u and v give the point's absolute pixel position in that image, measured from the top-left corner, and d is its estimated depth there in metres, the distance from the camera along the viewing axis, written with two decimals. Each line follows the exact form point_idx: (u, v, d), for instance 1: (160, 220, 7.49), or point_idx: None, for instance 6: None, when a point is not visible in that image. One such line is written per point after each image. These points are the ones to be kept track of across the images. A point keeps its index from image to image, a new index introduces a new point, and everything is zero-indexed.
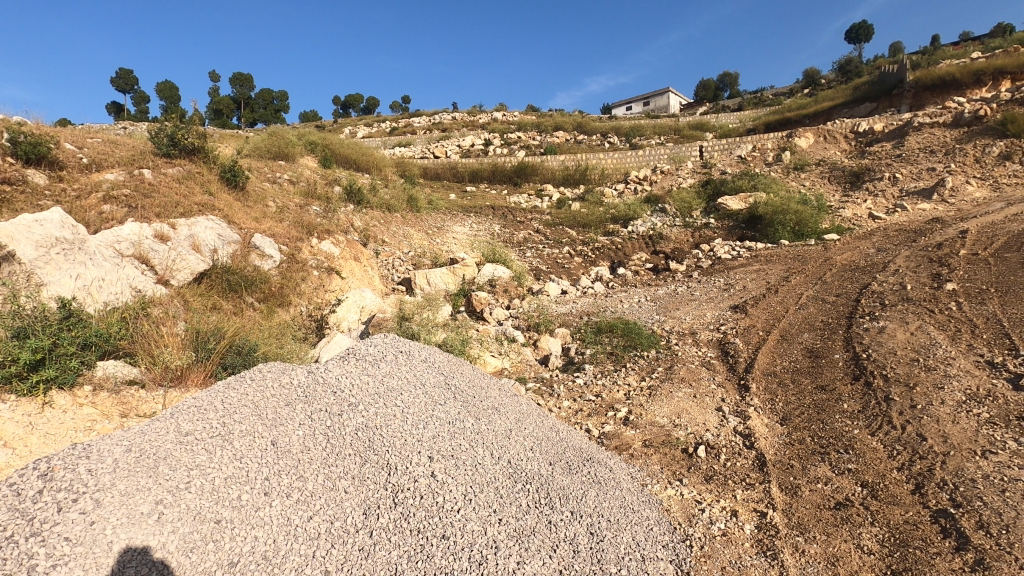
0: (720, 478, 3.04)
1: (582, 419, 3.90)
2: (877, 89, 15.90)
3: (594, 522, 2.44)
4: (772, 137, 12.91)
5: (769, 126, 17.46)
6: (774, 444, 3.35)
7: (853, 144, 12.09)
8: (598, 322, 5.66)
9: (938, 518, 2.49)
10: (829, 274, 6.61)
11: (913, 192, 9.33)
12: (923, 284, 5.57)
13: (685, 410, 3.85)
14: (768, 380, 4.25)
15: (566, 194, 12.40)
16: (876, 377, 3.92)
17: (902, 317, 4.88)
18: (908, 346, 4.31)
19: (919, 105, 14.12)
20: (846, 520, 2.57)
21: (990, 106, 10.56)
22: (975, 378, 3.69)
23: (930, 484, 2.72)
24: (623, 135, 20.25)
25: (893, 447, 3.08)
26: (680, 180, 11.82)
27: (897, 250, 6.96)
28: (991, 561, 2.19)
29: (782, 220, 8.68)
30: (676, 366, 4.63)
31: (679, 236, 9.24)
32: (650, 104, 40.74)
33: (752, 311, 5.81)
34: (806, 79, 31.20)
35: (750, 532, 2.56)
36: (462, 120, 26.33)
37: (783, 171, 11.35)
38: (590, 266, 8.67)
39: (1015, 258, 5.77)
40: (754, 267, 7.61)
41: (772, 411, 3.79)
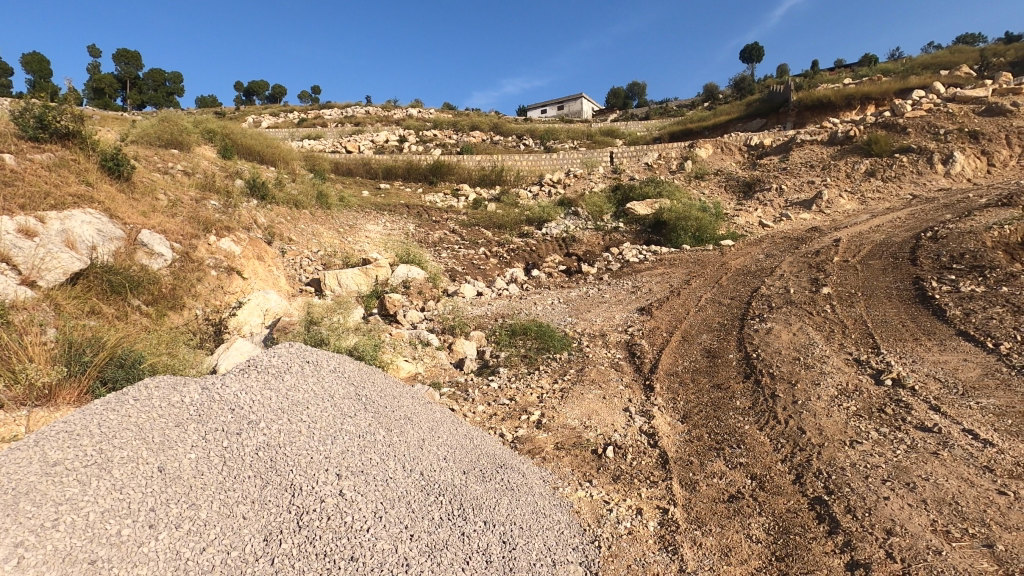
0: (626, 477, 3.18)
1: (495, 423, 3.92)
2: (766, 106, 17.30)
3: (506, 531, 2.47)
4: (675, 146, 13.68)
5: (674, 136, 18.48)
6: (675, 441, 3.56)
7: (745, 156, 13.10)
8: (512, 325, 5.72)
9: (815, 505, 2.76)
10: (725, 278, 7.12)
11: (796, 203, 10.30)
12: (803, 289, 6.15)
13: (595, 412, 3.99)
14: (670, 380, 4.50)
15: (481, 194, 12.43)
16: (764, 375, 4.27)
17: (786, 318, 5.36)
18: (791, 345, 4.74)
19: (802, 123, 15.58)
20: (738, 512, 2.78)
21: (858, 128, 11.89)
22: (845, 374, 4.14)
23: (808, 474, 3.01)
24: (538, 138, 20.65)
25: (778, 441, 3.37)
26: (591, 185, 12.20)
27: (782, 256, 7.64)
28: (857, 542, 2.45)
29: (684, 227, 9.22)
30: (586, 367, 4.79)
31: (591, 239, 9.55)
32: (564, 109, 41.87)
33: (656, 313, 6.13)
34: (705, 94, 33.47)
35: (653, 529, 2.70)
36: (376, 113, 25.63)
37: (685, 179, 12.06)
38: (504, 267, 8.75)
39: (877, 264, 6.53)
40: (659, 270, 8.04)
41: (674, 410, 4.01)
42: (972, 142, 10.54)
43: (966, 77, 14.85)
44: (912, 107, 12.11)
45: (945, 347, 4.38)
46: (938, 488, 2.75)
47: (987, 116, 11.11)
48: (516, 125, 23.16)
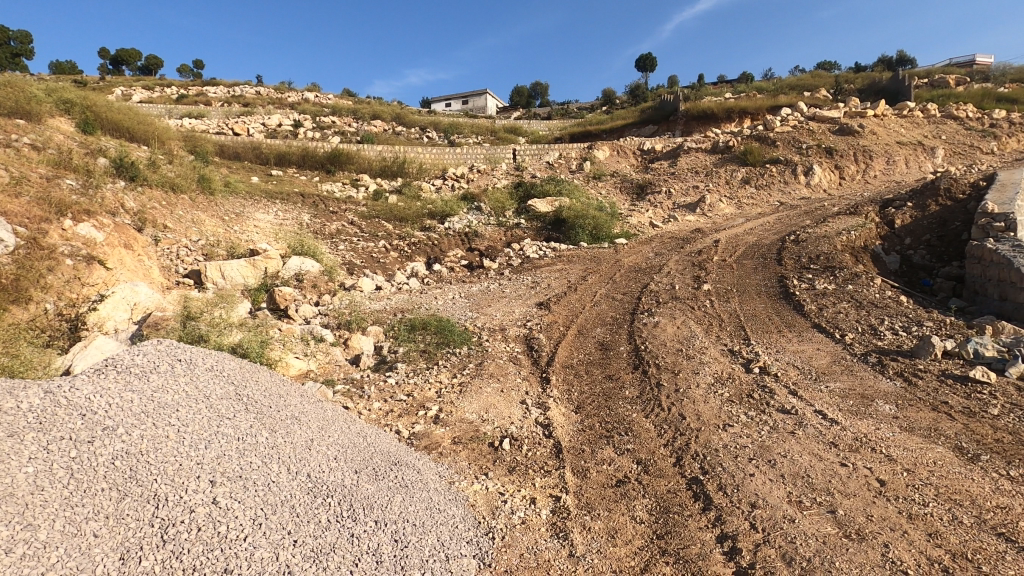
0: (521, 468, 3.24)
1: (392, 420, 3.83)
2: (657, 112, 18.37)
3: (399, 530, 2.42)
4: (575, 146, 14.13)
5: (574, 136, 19.07)
6: (569, 431, 3.68)
7: (639, 160, 13.83)
8: (412, 319, 5.62)
9: (691, 485, 2.98)
10: (619, 275, 7.48)
11: (683, 206, 11.06)
12: (687, 285, 6.62)
13: (493, 405, 4.03)
14: (565, 372, 4.66)
15: (382, 185, 12.06)
16: (650, 365, 4.55)
17: (671, 313, 5.75)
18: (675, 338, 5.09)
19: (689, 131, 16.75)
20: (624, 496, 2.93)
21: (736, 139, 12.99)
22: (720, 364, 4.52)
23: (687, 456, 3.24)
24: (442, 131, 20.43)
25: (662, 427, 3.60)
26: (495, 181, 12.28)
27: (670, 254, 8.17)
28: (726, 516, 2.68)
29: (582, 225, 9.56)
30: (486, 361, 4.82)
31: (493, 234, 9.61)
32: (468, 103, 41.77)
33: (555, 308, 6.31)
34: (604, 99, 34.95)
35: (546, 517, 2.78)
36: (268, 95, 23.98)
37: (584, 179, 12.50)
38: (405, 261, 8.56)
39: (749, 263, 7.19)
40: (557, 266, 8.27)
41: (568, 401, 4.16)
42: (828, 157, 11.94)
43: (824, 100, 16.77)
44: (781, 122, 13.45)
45: (802, 338, 4.93)
46: (794, 463, 3.08)
47: (839, 135, 12.65)
48: (419, 116, 22.74)
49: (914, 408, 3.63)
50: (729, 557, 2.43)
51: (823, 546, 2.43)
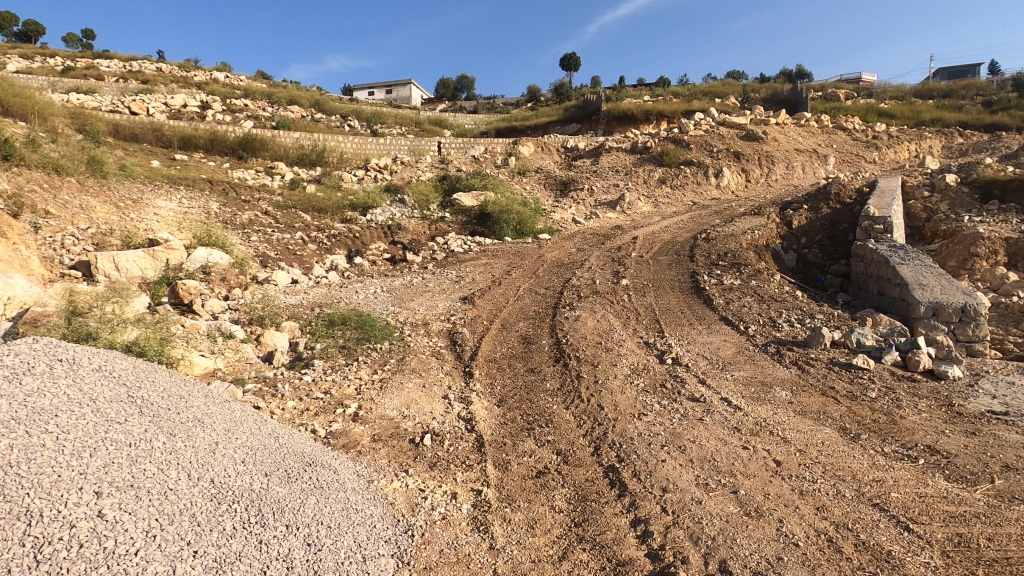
0: (443, 464, 3.22)
1: (307, 419, 3.67)
2: (580, 111, 18.79)
3: (312, 533, 2.33)
4: (500, 141, 14.16)
5: (500, 131, 19.09)
6: (491, 425, 3.70)
7: (563, 157, 14.09)
8: (331, 314, 5.42)
9: (608, 473, 3.08)
10: (542, 269, 7.59)
11: (604, 204, 11.39)
12: (607, 280, 6.84)
13: (414, 401, 3.96)
14: (488, 366, 4.67)
15: (300, 173, 11.51)
16: (571, 358, 4.65)
17: (592, 307, 5.91)
18: (595, 331, 5.25)
19: (610, 131, 17.27)
20: (544, 486, 2.99)
21: (654, 141, 13.55)
22: (637, 356, 4.71)
23: (604, 445, 3.35)
24: (364, 120, 19.78)
25: (581, 417, 3.70)
26: (419, 173, 12.06)
27: (591, 250, 8.40)
28: (640, 501, 2.80)
29: (506, 220, 9.60)
30: (407, 357, 4.73)
31: (417, 228, 9.45)
32: (393, 93, 40.73)
33: (479, 302, 6.30)
34: (530, 95, 35.26)
35: (466, 511, 2.78)
36: (171, 73, 22.15)
37: (509, 174, 12.55)
38: (324, 254, 8.23)
39: (664, 260, 7.54)
40: (482, 261, 8.27)
41: (491, 394, 4.17)
42: (735, 161, 12.74)
43: (733, 107, 17.87)
44: (694, 126, 14.17)
45: (711, 330, 5.23)
46: (702, 448, 3.27)
47: (746, 141, 13.53)
48: (340, 104, 21.89)
49: (806, 394, 3.96)
50: (642, 540, 2.54)
51: (726, 525, 2.59)
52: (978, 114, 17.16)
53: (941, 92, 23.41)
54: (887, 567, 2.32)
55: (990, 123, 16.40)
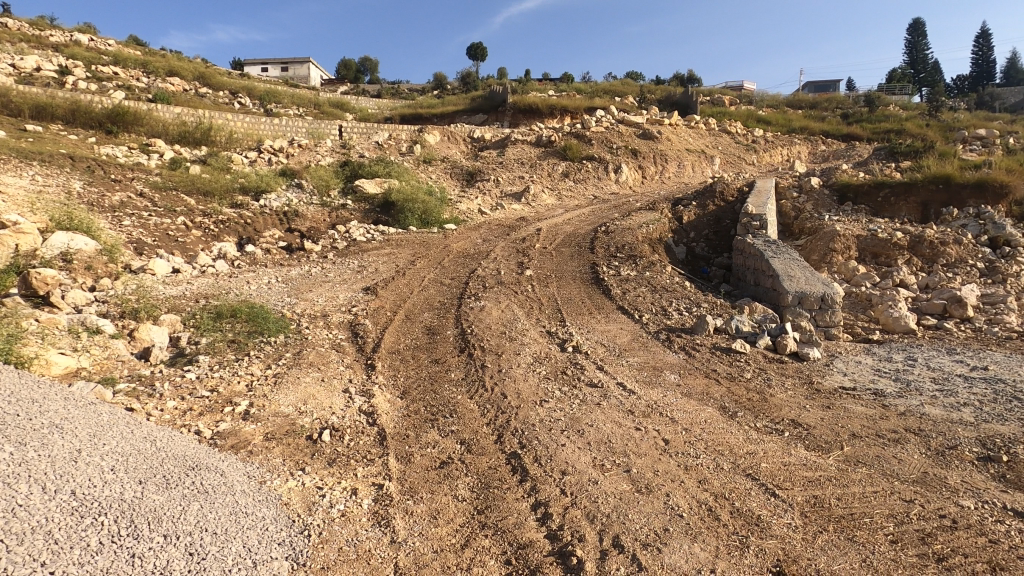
0: (342, 459, 3.12)
1: (190, 420, 3.38)
2: (487, 102, 18.80)
3: (194, 541, 2.18)
4: (405, 128, 13.81)
5: (404, 118, 18.61)
6: (394, 418, 3.63)
7: (469, 147, 14.03)
8: (218, 306, 5.02)
9: (510, 459, 3.14)
10: (447, 260, 7.53)
11: (509, 195, 11.52)
12: (511, 271, 6.93)
13: (312, 396, 3.79)
14: (391, 358, 4.58)
15: (182, 152, 10.51)
16: (476, 348, 4.67)
17: (496, 297, 5.97)
18: (499, 321, 5.31)
19: (516, 123, 17.46)
20: (447, 476, 2.99)
21: (558, 135, 13.87)
22: (540, 344, 4.84)
23: (507, 433, 3.41)
24: (256, 98, 18.44)
25: (485, 406, 3.74)
26: (318, 158, 11.46)
27: (496, 241, 8.46)
28: (541, 485, 2.89)
29: (411, 208, 9.40)
30: (304, 350, 4.51)
31: (315, 215, 8.99)
32: (289, 71, 38.31)
33: (382, 293, 6.14)
34: (436, 82, 34.70)
35: (367, 507, 2.71)
36: (19, 30, 19.25)
37: (414, 162, 12.28)
38: (211, 241, 7.59)
39: (567, 251, 7.78)
40: (386, 250, 8.06)
41: (394, 386, 4.10)
42: (633, 158, 13.39)
43: (631, 106, 18.73)
44: (596, 123, 14.70)
45: (609, 319, 5.49)
46: (599, 431, 3.43)
47: (642, 139, 14.24)
48: (229, 79, 20.24)
49: (692, 377, 4.29)
50: (542, 522, 2.63)
51: (619, 502, 2.75)
52: (838, 125, 19.32)
53: (808, 103, 26.09)
54: (757, 529, 2.58)
55: (846, 134, 18.56)
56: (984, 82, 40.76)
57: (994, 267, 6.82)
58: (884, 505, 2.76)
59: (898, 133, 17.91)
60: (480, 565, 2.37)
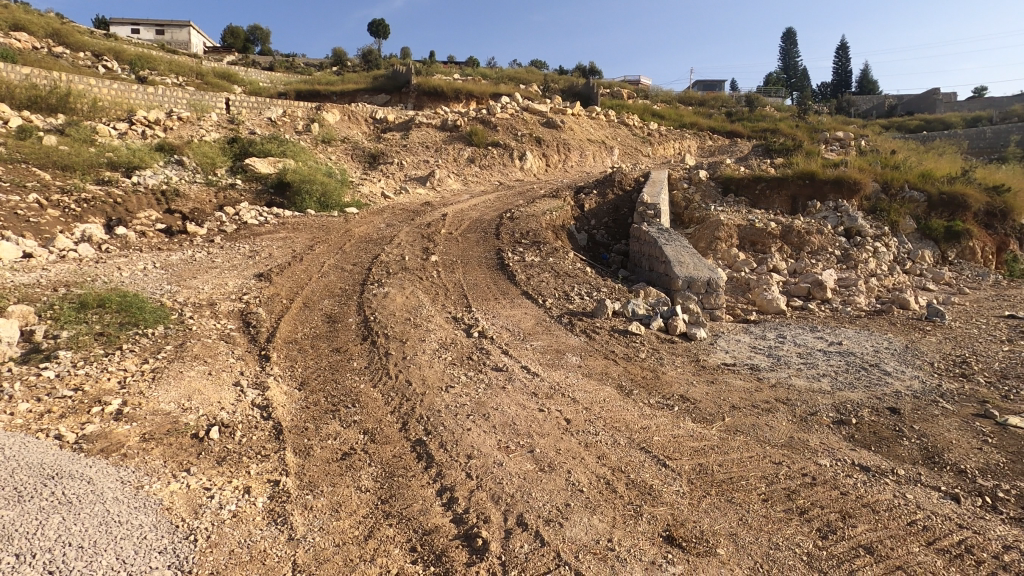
0: (233, 457, 2.92)
1: (49, 424, 3.00)
2: (389, 81, 18.17)
3: (53, 559, 1.95)
4: (301, 105, 13.02)
5: (300, 94, 17.54)
6: (291, 410, 3.46)
7: (371, 128, 13.52)
8: (82, 296, 4.46)
9: (416, 447, 3.11)
10: (348, 245, 7.24)
11: (414, 179, 11.28)
12: (416, 257, 6.81)
13: (197, 391, 3.50)
14: (288, 348, 4.34)
15: (32, 119, 9.16)
16: (379, 336, 4.55)
17: (401, 283, 5.84)
18: (404, 307, 5.20)
19: (421, 106, 17.08)
20: (349, 468, 2.90)
21: (463, 120, 13.75)
22: (445, 330, 4.81)
23: (412, 420, 3.37)
24: (126, 63, 16.49)
25: (389, 394, 3.67)
26: (202, 132, 10.48)
27: (400, 226, 8.26)
28: (447, 470, 2.89)
29: (309, 190, 8.90)
30: (188, 342, 4.14)
31: (199, 195, 8.25)
32: (165, 34, 34.59)
33: (277, 280, 5.78)
34: (335, 57, 32.97)
35: (262, 505, 2.57)
36: None
37: (312, 141, 11.62)
38: (72, 222, 6.72)
39: (473, 237, 7.77)
40: (281, 234, 7.60)
41: (291, 377, 3.89)
42: (537, 146, 13.61)
43: (536, 95, 18.99)
44: (501, 109, 14.74)
45: (513, 304, 5.57)
46: (504, 414, 3.49)
47: (546, 128, 14.51)
48: (92, 39, 17.90)
49: (592, 358, 4.48)
50: (447, 507, 2.63)
51: (523, 482, 2.82)
52: (722, 122, 20.88)
53: (697, 100, 27.90)
54: (649, 498, 2.77)
55: (729, 131, 20.08)
56: (842, 90, 45.85)
57: (848, 255, 7.75)
58: (758, 468, 3.07)
59: (773, 132, 19.70)
60: (385, 554, 2.33)
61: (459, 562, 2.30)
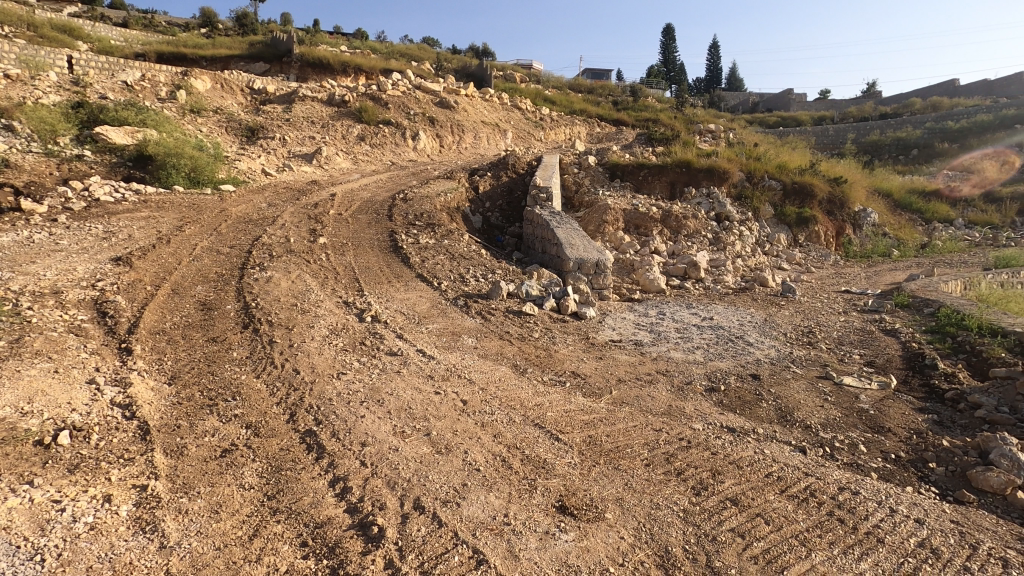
0: (89, 464, 2.59)
1: None
2: (268, 49, 16.77)
3: None
4: (164, 70, 11.64)
5: (162, 57, 15.65)
6: (159, 408, 3.13)
7: (248, 99, 12.44)
8: None
9: (305, 438, 2.96)
10: (223, 226, 6.65)
11: (298, 155, 10.59)
12: (302, 239, 6.41)
13: (41, 392, 3.05)
14: (154, 339, 3.91)
15: None
16: (262, 323, 4.24)
17: (285, 267, 5.48)
18: (289, 293, 4.90)
19: (305, 77, 15.99)
20: (231, 465, 2.70)
21: (352, 95, 13.09)
22: (336, 316, 4.60)
23: (300, 411, 3.20)
24: None
25: (274, 385, 3.45)
26: (37, 93, 9.01)
27: (284, 206, 7.73)
28: (339, 460, 2.79)
29: (176, 164, 8.02)
30: (26, 337, 3.58)
31: (37, 167, 7.12)
32: None
33: (139, 264, 5.17)
34: (203, 18, 29.77)
35: (126, 514, 2.32)
36: None
37: (177, 110, 10.44)
38: None
39: (364, 218, 7.47)
40: (142, 213, 6.80)
41: (158, 372, 3.52)
42: (430, 126, 13.34)
43: (428, 73, 18.55)
44: (392, 86, 14.23)
45: (407, 287, 5.46)
46: (399, 399, 3.43)
47: (439, 108, 14.26)
48: None
49: (488, 339, 4.52)
50: (340, 498, 2.55)
51: (419, 465, 2.80)
52: (609, 110, 21.81)
53: (586, 88, 28.89)
54: (543, 472, 2.87)
55: (616, 119, 21.01)
56: (713, 86, 49.73)
57: (719, 238, 8.50)
58: (641, 437, 3.29)
59: (654, 122, 20.94)
60: (273, 552, 2.21)
61: (354, 552, 2.23)
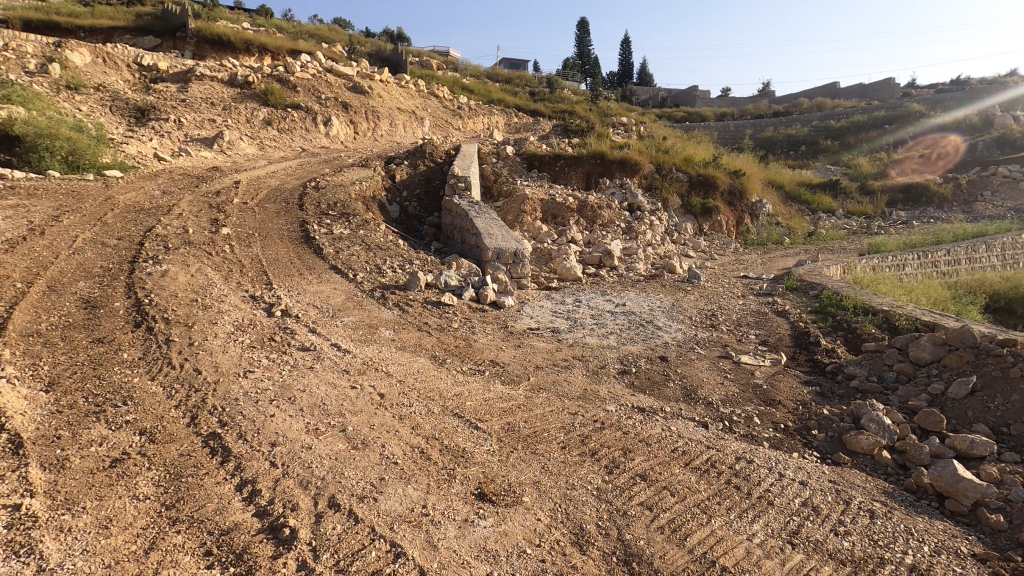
0: None
1: None
2: (159, 22, 15.34)
3: None
4: (31, 39, 10.33)
5: (29, 24, 13.86)
6: (34, 418, 2.81)
7: (136, 76, 11.34)
8: None
9: (208, 441, 2.78)
10: (110, 215, 6.04)
11: (197, 139, 9.83)
12: (203, 229, 5.97)
13: None
14: (27, 343, 3.50)
15: None
16: (156, 321, 3.92)
17: (183, 260, 5.08)
18: (188, 288, 4.55)
19: (202, 55, 14.80)
20: (122, 476, 2.49)
21: (256, 77, 12.30)
22: (241, 311, 4.34)
23: (202, 413, 3.00)
24: None
25: (172, 387, 3.20)
26: None
27: (181, 194, 7.15)
28: (246, 463, 2.65)
29: (49, 147, 7.17)
30: None
31: None
32: None
33: (5, 259, 4.59)
34: None
35: None
36: None
37: (50, 86, 9.32)
38: None
39: (272, 207, 7.08)
40: (9, 201, 6.03)
41: (33, 379, 3.16)
42: (342, 112, 12.82)
43: (340, 56, 17.78)
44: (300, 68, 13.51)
45: (320, 279, 5.24)
46: (311, 396, 3.31)
47: (352, 93, 13.73)
48: None
49: (406, 331, 4.45)
50: (248, 502, 2.42)
51: (334, 462, 2.72)
52: (527, 101, 22.01)
53: (504, 78, 28.95)
54: (462, 461, 2.88)
55: (533, 110, 21.23)
56: (625, 80, 51.50)
57: (630, 227, 8.86)
58: (558, 421, 3.39)
59: (570, 113, 21.38)
60: (172, 565, 2.06)
61: (264, 557, 2.14)
